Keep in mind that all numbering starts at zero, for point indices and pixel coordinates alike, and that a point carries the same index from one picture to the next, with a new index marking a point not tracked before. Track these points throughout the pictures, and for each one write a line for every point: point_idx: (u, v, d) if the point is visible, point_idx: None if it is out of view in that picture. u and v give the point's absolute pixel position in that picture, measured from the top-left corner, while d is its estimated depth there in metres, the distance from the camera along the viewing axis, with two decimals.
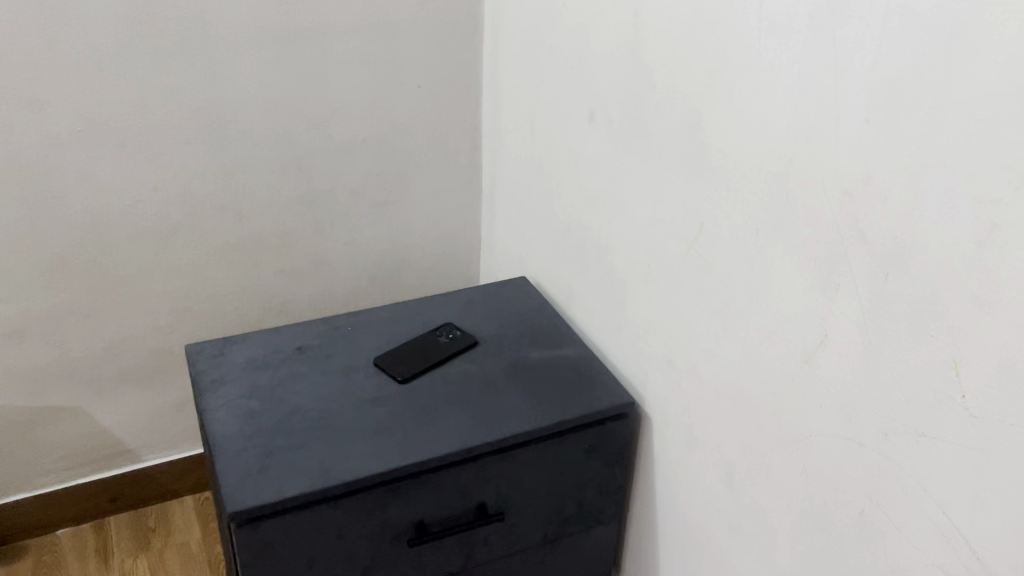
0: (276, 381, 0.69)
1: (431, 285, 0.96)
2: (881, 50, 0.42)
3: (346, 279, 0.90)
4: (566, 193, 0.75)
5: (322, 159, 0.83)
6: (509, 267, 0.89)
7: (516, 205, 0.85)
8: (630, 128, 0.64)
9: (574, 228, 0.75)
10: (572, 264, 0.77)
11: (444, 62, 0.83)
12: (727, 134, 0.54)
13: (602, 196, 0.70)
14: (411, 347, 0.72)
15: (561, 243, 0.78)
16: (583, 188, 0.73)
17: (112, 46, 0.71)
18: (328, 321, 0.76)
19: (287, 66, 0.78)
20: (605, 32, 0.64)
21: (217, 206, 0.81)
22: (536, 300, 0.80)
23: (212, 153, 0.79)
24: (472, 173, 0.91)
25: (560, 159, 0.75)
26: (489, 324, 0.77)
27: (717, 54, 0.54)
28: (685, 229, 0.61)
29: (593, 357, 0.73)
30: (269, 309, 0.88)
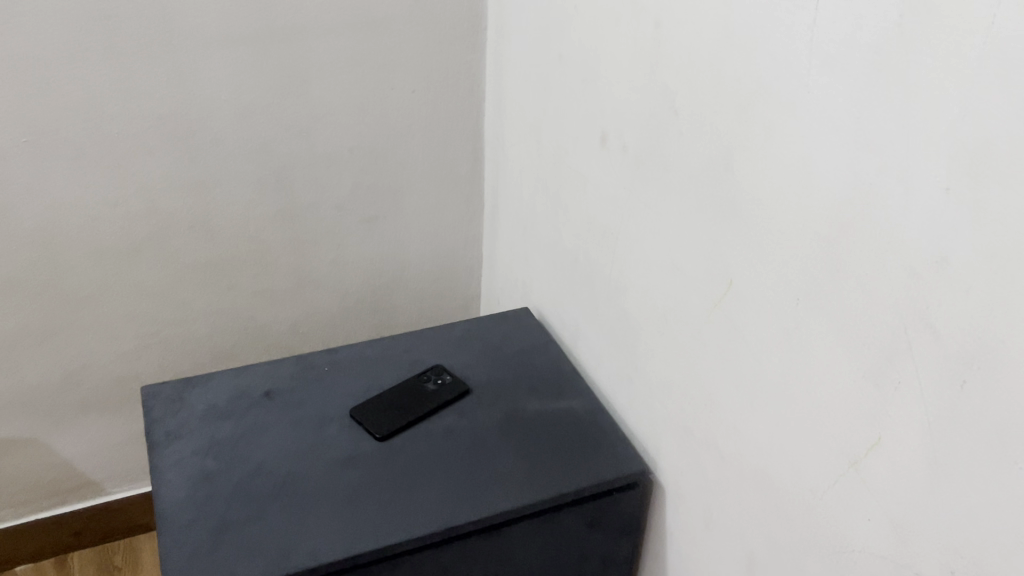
0: (238, 435, 0.61)
1: (426, 306, 0.87)
2: (975, 101, 0.33)
3: (331, 301, 0.82)
4: (575, 221, 0.66)
5: (304, 171, 0.74)
6: (511, 292, 0.80)
7: (520, 227, 0.76)
8: (652, 157, 0.54)
9: (582, 262, 0.66)
10: (580, 300, 0.67)
11: (443, 63, 0.73)
12: (773, 179, 0.44)
13: (615, 230, 0.60)
14: (393, 397, 0.64)
15: (568, 276, 0.69)
16: (594, 218, 0.63)
17: (59, 46, 0.61)
18: (303, 360, 0.68)
19: (263, 68, 0.68)
20: (622, 44, 0.54)
21: (185, 224, 0.72)
22: (539, 337, 0.71)
23: (178, 167, 0.70)
24: (474, 186, 0.82)
25: (569, 182, 0.65)
26: (484, 367, 0.68)
27: (761, 81, 0.43)
28: (710, 282, 0.51)
29: (600, 410, 0.64)
30: (245, 333, 0.80)
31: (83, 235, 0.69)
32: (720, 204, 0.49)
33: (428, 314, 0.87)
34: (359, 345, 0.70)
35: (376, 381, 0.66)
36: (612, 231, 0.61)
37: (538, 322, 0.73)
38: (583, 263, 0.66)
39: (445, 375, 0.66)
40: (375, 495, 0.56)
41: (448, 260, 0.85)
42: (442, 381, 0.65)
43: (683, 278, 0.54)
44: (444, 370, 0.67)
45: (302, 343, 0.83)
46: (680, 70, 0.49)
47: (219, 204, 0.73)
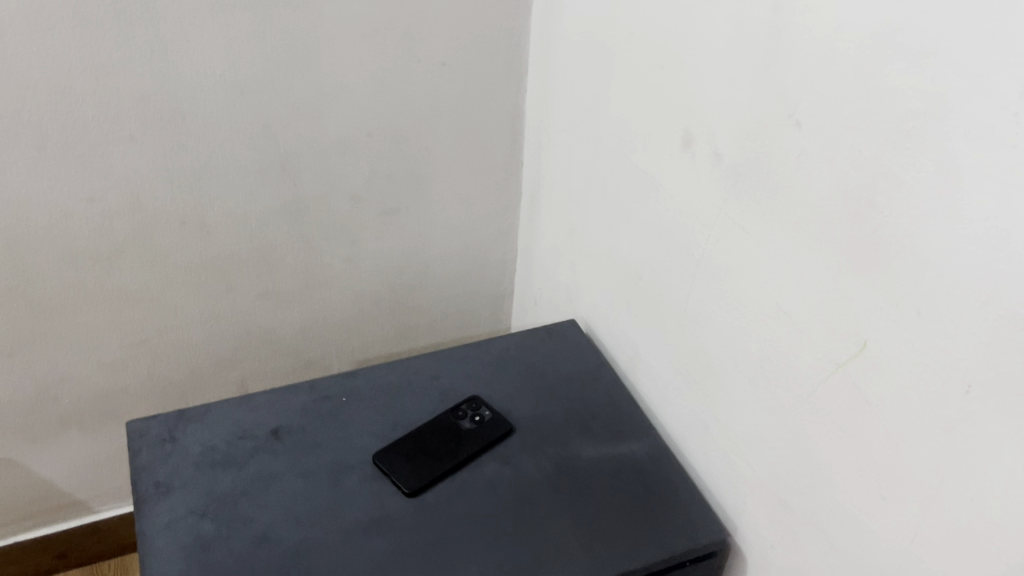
0: (241, 488, 0.51)
1: (450, 306, 0.77)
2: None
3: (343, 301, 0.72)
4: (639, 231, 0.55)
5: (314, 159, 0.63)
6: (552, 297, 0.70)
7: (567, 226, 0.65)
8: (754, 175, 0.43)
9: (646, 281, 0.56)
10: (641, 323, 0.57)
11: (480, 32, 0.62)
12: (941, 231, 0.34)
13: (693, 252, 0.50)
14: (424, 439, 0.54)
15: (627, 293, 0.58)
16: (666, 232, 0.52)
17: (13, 14, 0.49)
18: (316, 388, 0.58)
19: (266, 40, 0.56)
20: (723, 27, 0.43)
21: (175, 220, 0.61)
22: (589, 359, 0.61)
23: (166, 156, 0.58)
24: (509, 173, 0.71)
25: (634, 185, 0.55)
26: (527, 399, 0.58)
27: (938, 101, 0.32)
28: (826, 339, 0.41)
29: (666, 457, 0.55)
30: (246, 338, 0.70)
31: (54, 235, 0.59)
32: (852, 248, 0.38)
33: (453, 314, 0.77)
34: (380, 368, 0.60)
35: (402, 417, 0.56)
36: (690, 252, 0.50)
37: (587, 340, 0.63)
38: (648, 281, 0.55)
39: (483, 410, 0.56)
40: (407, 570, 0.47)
41: (476, 255, 0.74)
42: (481, 419, 0.55)
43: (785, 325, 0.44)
44: (482, 404, 0.57)
45: (310, 348, 0.73)
46: (808, 73, 0.38)
47: (216, 198, 0.62)
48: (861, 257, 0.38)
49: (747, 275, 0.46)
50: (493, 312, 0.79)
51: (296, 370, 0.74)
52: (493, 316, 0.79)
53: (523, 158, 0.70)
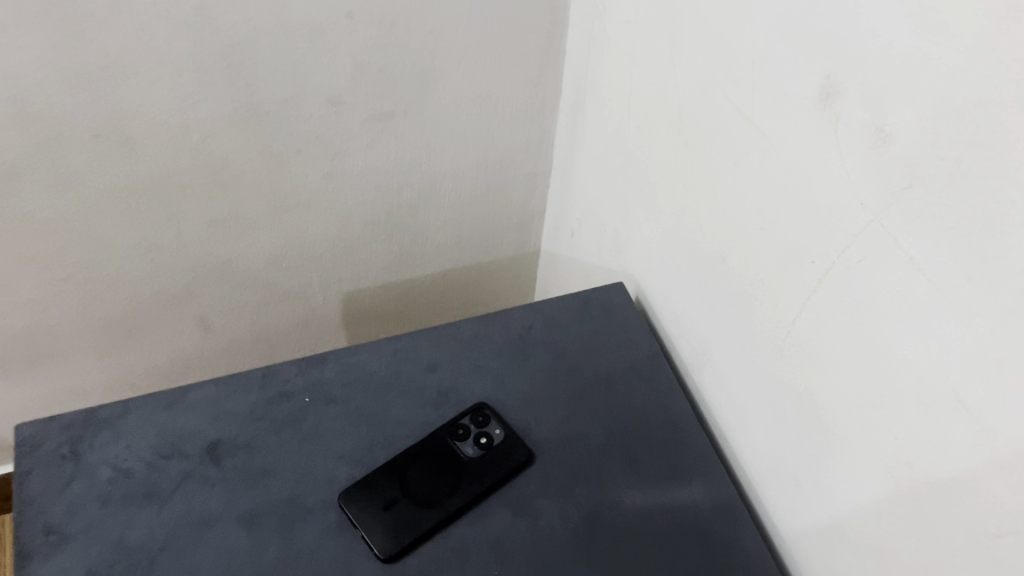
0: (160, 540, 0.38)
1: (464, 229, 0.60)
2: None
3: (325, 228, 0.55)
4: (732, 200, 0.37)
5: (273, 52, 0.44)
6: (595, 237, 0.53)
7: (624, 156, 0.47)
8: (963, 191, 0.25)
9: (736, 271, 0.38)
10: (722, 320, 0.41)
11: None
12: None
13: (817, 261, 0.33)
14: (410, 475, 0.40)
15: (705, 275, 0.41)
16: (783, 220, 0.34)
17: None
18: (270, 382, 0.43)
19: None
20: None
21: (84, 134, 0.44)
22: (641, 349, 0.45)
23: (58, 50, 0.40)
24: (548, 67, 0.51)
25: (733, 134, 0.36)
26: (554, 410, 0.43)
27: None
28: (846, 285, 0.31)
29: (742, 513, 0.40)
30: (202, 272, 0.54)
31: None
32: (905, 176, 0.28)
33: (468, 239, 0.60)
34: (359, 354, 0.45)
35: (384, 434, 0.42)
36: (813, 258, 0.33)
37: (640, 318, 0.47)
38: (737, 271, 0.38)
39: (493, 427, 0.42)
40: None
41: (500, 170, 0.56)
42: (488, 443, 0.41)
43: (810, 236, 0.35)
44: (492, 418, 0.42)
45: (286, 282, 0.57)
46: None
47: (139, 106, 0.44)
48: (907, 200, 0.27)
49: (910, 326, 0.29)
50: (519, 236, 0.62)
51: (269, 307, 0.59)
52: (518, 240, 0.62)
53: (569, 48, 0.50)
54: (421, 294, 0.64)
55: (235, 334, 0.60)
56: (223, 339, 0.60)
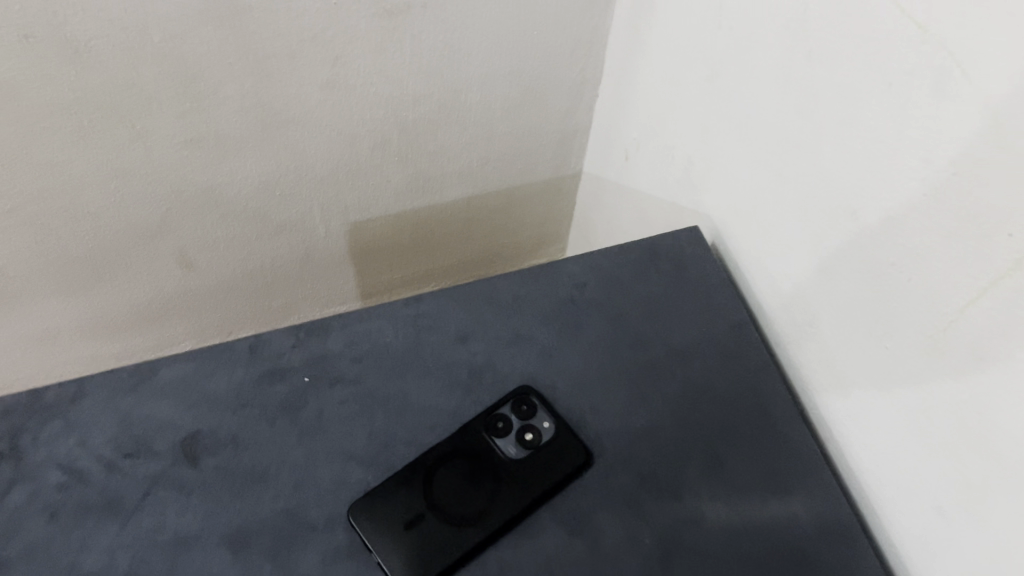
0: (124, 569, 0.30)
1: (493, 149, 0.50)
2: None
3: (325, 149, 0.45)
4: (881, 137, 0.27)
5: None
6: (655, 169, 0.43)
7: (707, 67, 0.36)
8: None
9: (876, 230, 0.29)
10: (841, 291, 0.31)
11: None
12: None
13: (1016, 234, 0.23)
14: (437, 482, 0.32)
15: (821, 230, 0.31)
16: (964, 171, 0.24)
17: None
18: (260, 356, 0.35)
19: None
20: None
21: (10, 34, 0.34)
22: (722, 316, 0.36)
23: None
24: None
25: (891, 45, 0.26)
26: (615, 396, 0.34)
27: None
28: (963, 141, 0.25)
29: (857, 537, 0.31)
30: (177, 202, 0.44)
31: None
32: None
33: (496, 160, 0.50)
34: (370, 321, 0.36)
35: (404, 426, 0.33)
36: (1012, 229, 0.23)
37: (719, 275, 0.37)
38: (878, 230, 0.28)
39: (540, 420, 0.33)
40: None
41: (539, 78, 0.46)
42: (534, 440, 0.32)
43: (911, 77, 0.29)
44: (538, 408, 0.33)
45: (280, 212, 0.48)
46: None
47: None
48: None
49: None
50: (557, 156, 0.52)
51: (262, 241, 0.49)
52: (555, 161, 0.52)
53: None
54: (440, 223, 0.54)
55: (223, 272, 0.50)
56: (209, 278, 0.50)
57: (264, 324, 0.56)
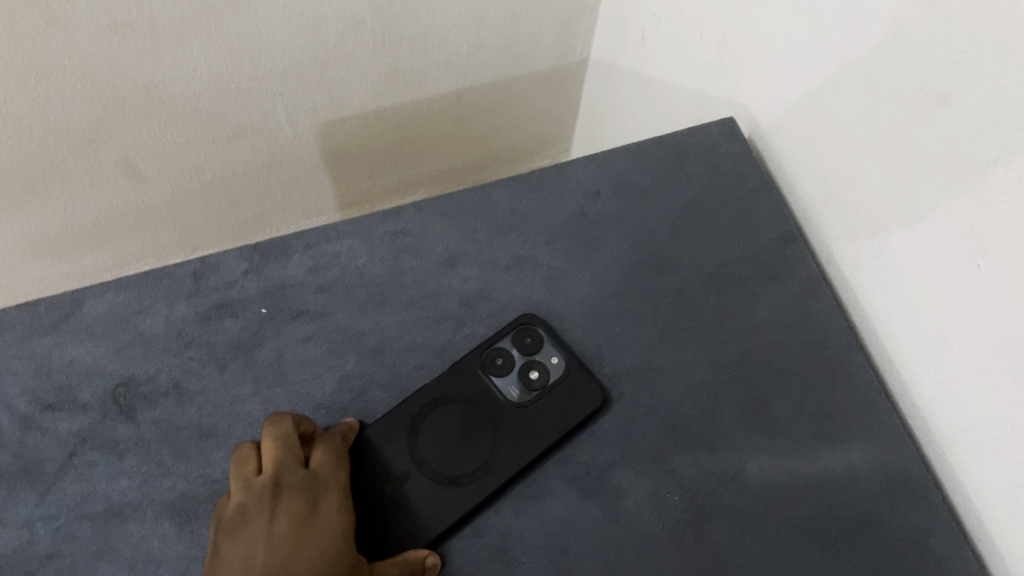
0: (46, 547, 0.25)
1: (485, 32, 0.42)
2: None
3: (285, 34, 0.38)
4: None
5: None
6: (680, 52, 0.36)
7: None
8: None
9: (973, 118, 0.22)
10: (917, 197, 0.25)
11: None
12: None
13: None
14: (424, 431, 0.26)
15: (897, 122, 0.25)
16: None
17: None
18: (205, 286, 0.29)
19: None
20: None
21: None
22: (763, 229, 0.30)
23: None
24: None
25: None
26: (635, 330, 0.29)
27: None
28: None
29: (930, 498, 0.26)
30: (114, 100, 0.38)
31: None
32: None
33: (490, 46, 0.43)
34: (339, 241, 0.30)
35: (382, 370, 0.28)
36: None
37: (758, 178, 0.31)
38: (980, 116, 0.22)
39: (547, 355, 0.27)
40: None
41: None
42: (541, 379, 0.27)
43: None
44: (544, 341, 0.28)
45: (237, 110, 0.41)
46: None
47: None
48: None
49: None
50: (560, 41, 0.45)
51: (220, 145, 0.43)
52: (558, 48, 0.45)
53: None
54: (426, 121, 0.47)
55: (178, 182, 0.44)
56: (163, 189, 0.44)
57: (232, 241, 0.50)
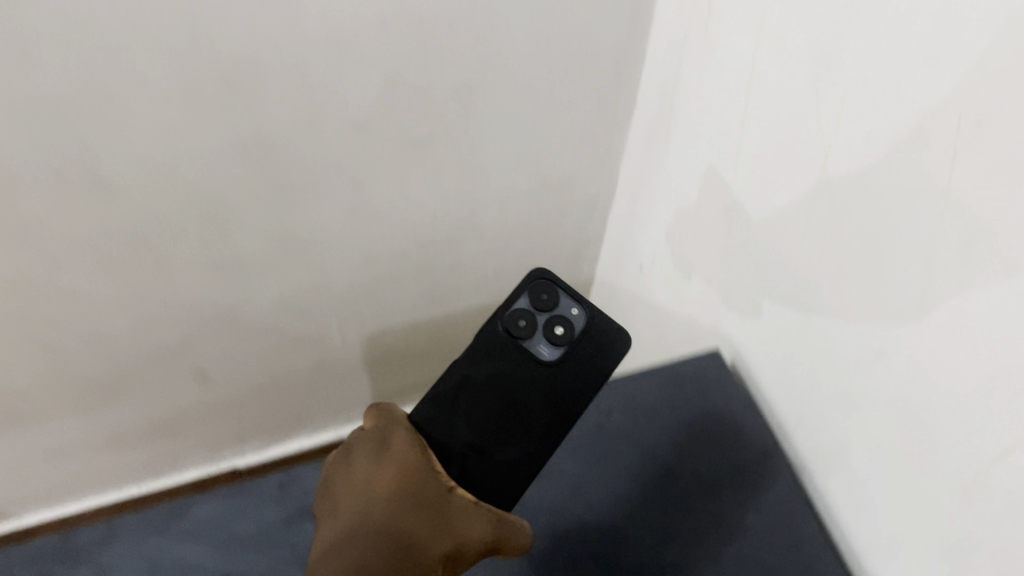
0: None
1: (508, 259, 0.50)
2: None
3: (343, 267, 0.45)
4: (932, 172, 0.23)
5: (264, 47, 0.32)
6: (674, 288, 0.43)
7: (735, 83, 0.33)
8: None
9: (906, 266, 0.25)
10: (861, 296, 0.28)
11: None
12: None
13: None
14: (477, 388, 0.31)
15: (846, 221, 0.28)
16: (1021, 234, 0.21)
17: None
18: (288, 494, 0.34)
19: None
20: None
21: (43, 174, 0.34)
22: (749, 443, 0.37)
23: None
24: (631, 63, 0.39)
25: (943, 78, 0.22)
26: (645, 531, 0.34)
27: None
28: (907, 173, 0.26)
29: None
30: (199, 320, 0.45)
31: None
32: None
33: (511, 269, 0.51)
34: None
35: None
36: None
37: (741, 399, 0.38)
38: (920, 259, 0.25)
39: (563, 310, 0.33)
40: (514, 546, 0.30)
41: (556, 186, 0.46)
42: (566, 330, 0.32)
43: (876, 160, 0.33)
44: (559, 295, 0.33)
45: (299, 325, 0.48)
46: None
47: (114, 126, 0.33)
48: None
49: None
50: (570, 263, 0.53)
51: (279, 353, 0.49)
52: (569, 268, 0.53)
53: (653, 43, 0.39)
54: (455, 329, 0.54)
55: (240, 383, 0.50)
56: (227, 390, 0.50)
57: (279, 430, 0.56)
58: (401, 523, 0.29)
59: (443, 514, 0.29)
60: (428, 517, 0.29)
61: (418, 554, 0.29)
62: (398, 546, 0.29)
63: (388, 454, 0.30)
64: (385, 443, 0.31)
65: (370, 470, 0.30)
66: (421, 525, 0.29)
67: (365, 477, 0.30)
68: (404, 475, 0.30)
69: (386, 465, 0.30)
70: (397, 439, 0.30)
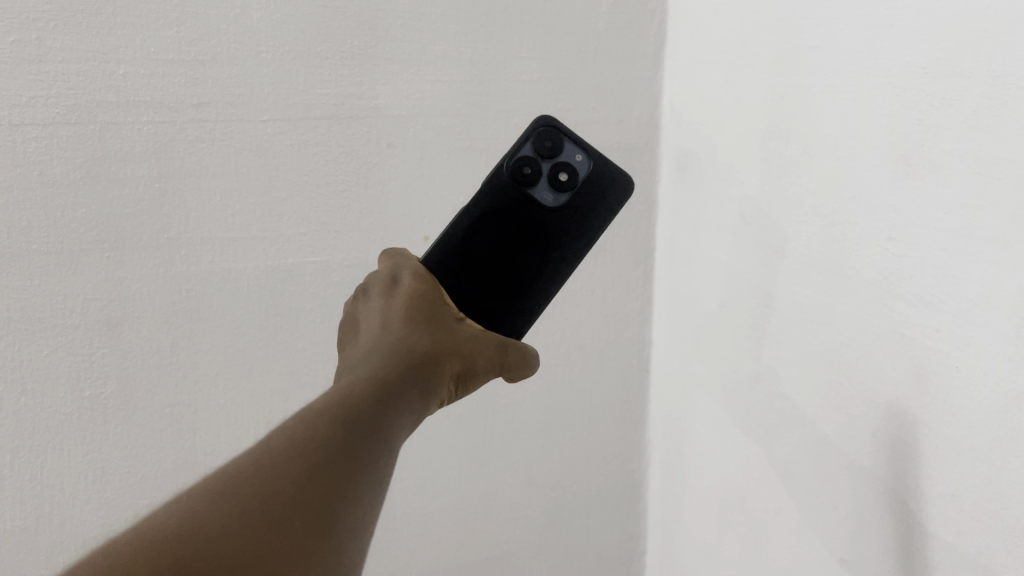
0: None
1: None
2: (922, 354, 0.34)
3: None
4: (813, 152, 0.41)
5: (214, 247, 0.52)
6: None
7: (701, 149, 0.53)
8: (851, 455, 0.40)
9: (787, 375, 0.45)
10: (742, 522, 0.51)
11: (305, 14, 0.51)
12: (957, 365, 0.32)
13: (803, 458, 0.44)
14: (487, 240, 0.45)
15: (751, 226, 0.47)
16: (854, 339, 0.38)
17: (35, 397, 0.51)
18: None
19: (145, 259, 0.51)
20: (787, 328, 0.44)
21: None
22: None
23: (83, 409, 0.52)
24: (548, 381, 0.61)
25: (837, 139, 0.39)
26: None
27: (883, 426, 0.37)
28: (898, 538, 0.37)
29: None
30: None
31: None
32: (869, 392, 0.38)
33: None
34: None
35: None
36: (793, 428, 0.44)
37: None
38: (821, 339, 0.41)
39: (565, 155, 0.46)
40: (522, 370, 0.41)
41: None
42: (570, 176, 0.46)
43: (797, 486, 0.45)
44: (565, 140, 0.46)
45: None
46: (934, 229, 0.33)
47: (237, 402, 0.55)
48: (822, 460, 0.42)
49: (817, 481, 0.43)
50: None
51: None
52: None
53: (582, 424, 0.62)
54: None
55: None
56: None
57: None
58: (414, 339, 0.38)
59: (461, 338, 0.40)
60: (444, 324, 0.40)
61: (433, 350, 0.38)
62: (424, 338, 0.38)
63: (399, 287, 0.42)
64: (394, 284, 0.42)
65: (383, 305, 0.40)
66: (442, 342, 0.39)
67: (393, 304, 0.40)
68: (418, 296, 0.41)
69: (396, 298, 0.41)
70: (407, 279, 0.42)
